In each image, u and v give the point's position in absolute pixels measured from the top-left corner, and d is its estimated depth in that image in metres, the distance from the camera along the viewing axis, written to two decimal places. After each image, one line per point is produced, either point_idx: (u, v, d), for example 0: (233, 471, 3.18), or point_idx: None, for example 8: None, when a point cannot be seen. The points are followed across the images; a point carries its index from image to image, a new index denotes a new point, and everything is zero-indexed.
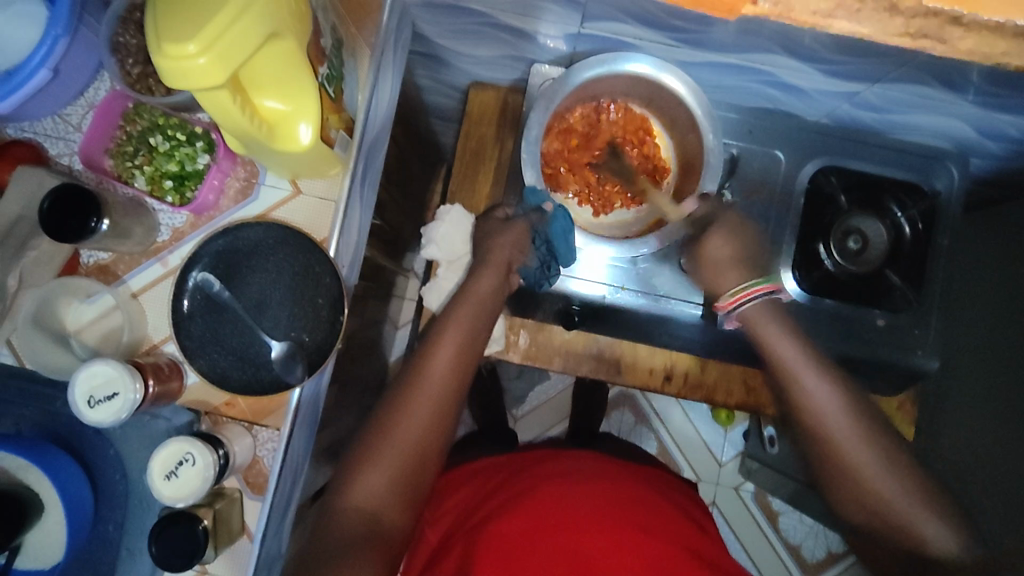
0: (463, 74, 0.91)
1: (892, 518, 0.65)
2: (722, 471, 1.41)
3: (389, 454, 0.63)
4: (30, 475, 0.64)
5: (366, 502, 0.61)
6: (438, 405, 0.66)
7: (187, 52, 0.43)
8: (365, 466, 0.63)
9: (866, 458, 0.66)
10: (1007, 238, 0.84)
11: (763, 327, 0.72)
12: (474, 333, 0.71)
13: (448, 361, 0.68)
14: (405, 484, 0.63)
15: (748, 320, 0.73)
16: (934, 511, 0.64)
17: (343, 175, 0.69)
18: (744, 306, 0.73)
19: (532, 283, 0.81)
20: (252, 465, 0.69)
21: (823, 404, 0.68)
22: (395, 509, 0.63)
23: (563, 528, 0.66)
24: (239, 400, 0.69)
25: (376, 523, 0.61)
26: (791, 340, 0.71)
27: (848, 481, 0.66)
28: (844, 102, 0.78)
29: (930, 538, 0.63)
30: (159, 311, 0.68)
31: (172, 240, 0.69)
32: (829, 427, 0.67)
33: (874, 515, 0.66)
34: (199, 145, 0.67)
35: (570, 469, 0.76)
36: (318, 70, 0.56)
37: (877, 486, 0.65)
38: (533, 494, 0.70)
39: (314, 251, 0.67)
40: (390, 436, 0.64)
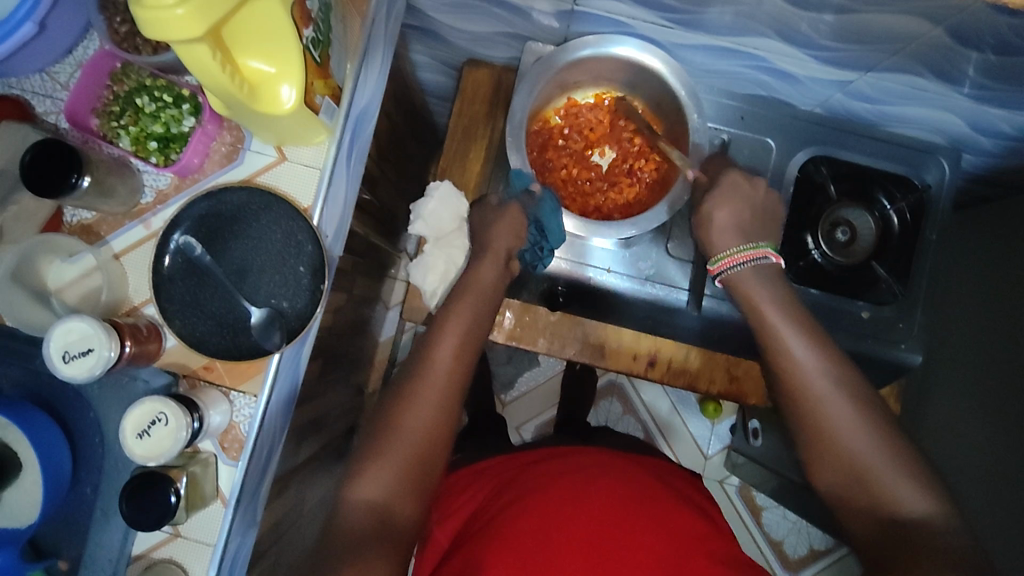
0: (458, 51, 0.91)
1: (866, 480, 0.58)
2: (707, 464, 1.41)
3: (394, 449, 0.61)
4: (9, 434, 0.63)
5: (373, 499, 0.59)
6: (441, 401, 0.64)
7: (165, 5, 0.43)
8: (372, 461, 0.61)
9: (845, 419, 0.60)
10: (995, 240, 0.84)
11: (749, 290, 0.67)
12: (476, 324, 0.69)
13: (450, 355, 0.66)
14: (410, 477, 0.61)
15: (735, 283, 0.69)
16: (914, 477, 0.57)
17: (329, 143, 0.68)
18: (735, 270, 0.69)
19: (526, 263, 0.81)
20: (228, 431, 0.69)
21: (802, 362, 0.63)
22: (406, 502, 0.61)
23: (574, 528, 0.63)
24: (218, 364, 0.69)
25: (385, 517, 0.59)
26: (776, 300, 0.66)
27: (827, 447, 0.60)
28: (837, 91, 0.78)
29: (905, 498, 0.56)
30: (140, 274, 0.68)
31: (156, 202, 0.69)
32: (808, 382, 0.62)
33: (846, 472, 0.59)
34: (184, 108, 0.67)
35: (577, 464, 0.74)
36: (304, 32, 0.55)
37: (857, 454, 0.59)
38: (542, 493, 0.68)
39: (298, 219, 0.67)
40: (397, 435, 0.62)
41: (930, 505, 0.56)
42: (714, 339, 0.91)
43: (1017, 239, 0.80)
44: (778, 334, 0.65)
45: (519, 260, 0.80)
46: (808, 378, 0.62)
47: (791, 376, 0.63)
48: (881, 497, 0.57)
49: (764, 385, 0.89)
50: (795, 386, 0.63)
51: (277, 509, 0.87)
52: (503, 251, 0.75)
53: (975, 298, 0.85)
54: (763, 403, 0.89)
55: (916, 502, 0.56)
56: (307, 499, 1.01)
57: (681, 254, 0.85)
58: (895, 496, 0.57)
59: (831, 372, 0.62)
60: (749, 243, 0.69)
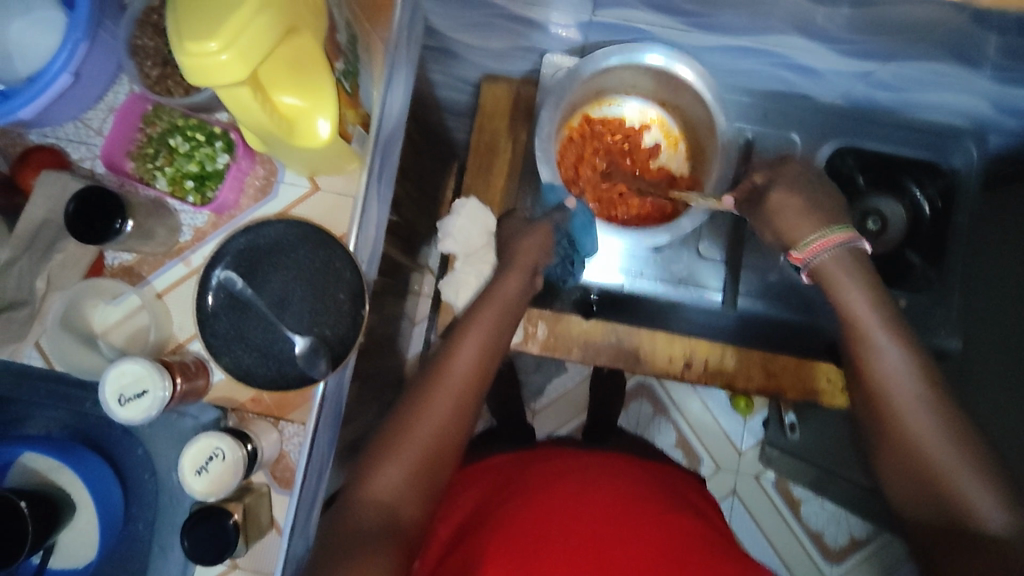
0: (474, 68, 0.91)
1: (943, 489, 0.56)
2: (741, 459, 1.40)
3: (408, 445, 0.60)
4: (61, 476, 0.65)
5: (383, 495, 0.58)
6: (458, 404, 0.63)
7: (207, 50, 0.44)
8: (385, 457, 0.59)
9: (922, 418, 0.59)
10: (1006, 216, 0.84)
11: (837, 278, 0.65)
12: (495, 331, 0.68)
13: (472, 359, 0.65)
14: (422, 478, 0.60)
15: (819, 270, 0.66)
16: (993, 484, 0.55)
17: (360, 171, 0.70)
18: (821, 255, 0.65)
19: (555, 278, 0.83)
20: (279, 460, 0.69)
21: (888, 360, 0.61)
22: (411, 503, 0.59)
23: (582, 524, 0.62)
24: (265, 396, 0.69)
25: (392, 516, 0.57)
26: (866, 294, 0.64)
27: (903, 445, 0.59)
28: (860, 84, 0.77)
29: (982, 508, 0.54)
30: (183, 311, 0.69)
31: (194, 240, 0.70)
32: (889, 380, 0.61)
33: (922, 477, 0.58)
34: (218, 145, 0.68)
35: (580, 467, 0.73)
36: (335, 65, 0.57)
37: (933, 452, 0.57)
38: (553, 491, 0.66)
39: (335, 247, 0.68)
40: (410, 433, 0.60)
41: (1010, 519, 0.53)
42: (748, 336, 0.91)
43: None
44: (867, 331, 0.63)
45: (545, 274, 0.82)
46: (894, 377, 0.61)
47: (871, 370, 0.62)
48: (959, 508, 0.55)
49: (802, 379, 0.87)
50: (877, 384, 0.61)
51: None
52: (536, 264, 0.75)
53: None
54: (800, 398, 0.87)
55: (993, 511, 0.54)
56: None
57: (712, 255, 0.87)
58: (973, 507, 0.54)
59: (917, 372, 0.60)
60: (835, 227, 0.66)
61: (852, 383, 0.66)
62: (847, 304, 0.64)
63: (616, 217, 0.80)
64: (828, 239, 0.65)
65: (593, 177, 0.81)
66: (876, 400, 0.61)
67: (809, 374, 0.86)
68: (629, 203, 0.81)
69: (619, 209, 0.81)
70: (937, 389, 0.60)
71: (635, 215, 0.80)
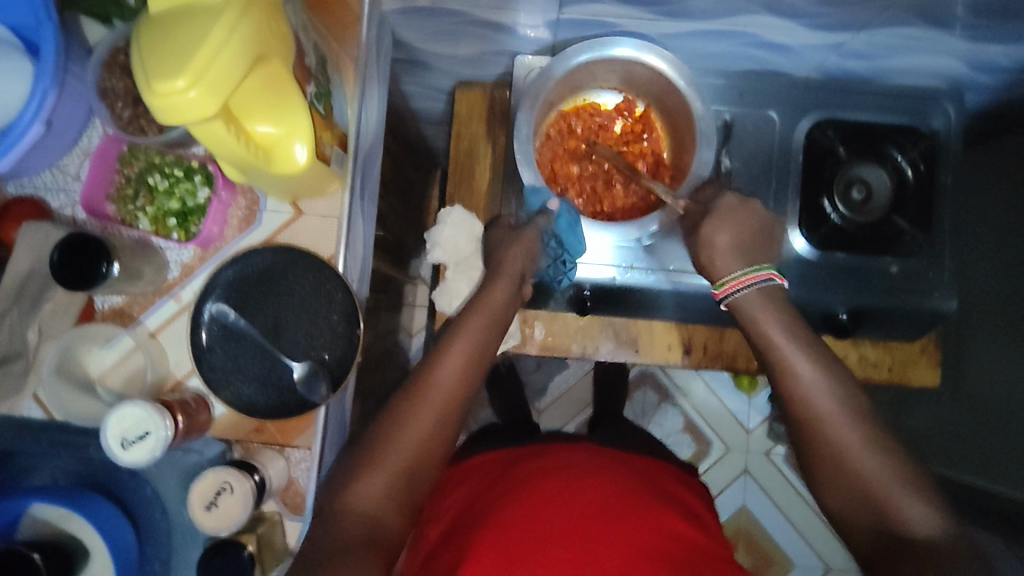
0: (446, 75, 0.91)
1: (872, 498, 0.55)
2: (751, 438, 1.41)
3: (390, 455, 0.59)
4: (72, 524, 0.63)
5: (367, 504, 0.57)
6: (445, 414, 0.62)
7: (176, 88, 0.44)
8: (368, 467, 0.59)
9: (849, 432, 0.58)
10: (985, 172, 0.85)
11: (757, 311, 0.66)
12: (482, 343, 0.68)
13: (457, 369, 0.64)
14: (403, 488, 0.59)
15: (739, 306, 0.67)
16: (915, 491, 0.54)
17: (342, 190, 0.70)
18: (740, 292, 0.67)
19: (549, 280, 0.80)
20: (288, 487, 0.69)
21: (808, 381, 0.61)
22: (395, 515, 0.58)
23: (570, 517, 0.62)
24: (268, 425, 0.68)
25: (377, 527, 0.56)
26: (783, 323, 0.64)
27: (830, 460, 0.58)
28: (831, 54, 0.78)
29: (911, 515, 0.53)
30: (179, 347, 0.69)
31: (183, 275, 0.69)
32: (810, 401, 0.60)
33: (853, 490, 0.56)
34: (197, 179, 0.68)
35: (567, 459, 0.72)
36: (306, 89, 0.57)
37: (861, 466, 0.56)
38: (541, 486, 0.66)
39: (324, 269, 0.67)
40: (395, 443, 0.60)
41: (934, 521, 0.52)
42: None
43: None
44: (784, 357, 0.63)
45: (540, 275, 0.80)
46: (814, 398, 0.60)
47: (793, 393, 0.61)
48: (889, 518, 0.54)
49: None
50: (800, 407, 0.61)
51: None
52: (524, 271, 0.75)
53: None
54: None
55: (922, 517, 0.52)
56: None
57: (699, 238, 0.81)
58: (902, 514, 0.53)
59: (835, 391, 0.60)
60: (756, 265, 0.68)
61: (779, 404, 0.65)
62: (764, 332, 0.64)
63: (603, 213, 0.77)
64: (747, 278, 0.67)
65: (576, 173, 0.78)
66: (804, 422, 0.60)
67: None
68: (614, 196, 0.78)
69: (605, 203, 0.78)
70: (858, 405, 0.60)
71: (622, 207, 0.77)
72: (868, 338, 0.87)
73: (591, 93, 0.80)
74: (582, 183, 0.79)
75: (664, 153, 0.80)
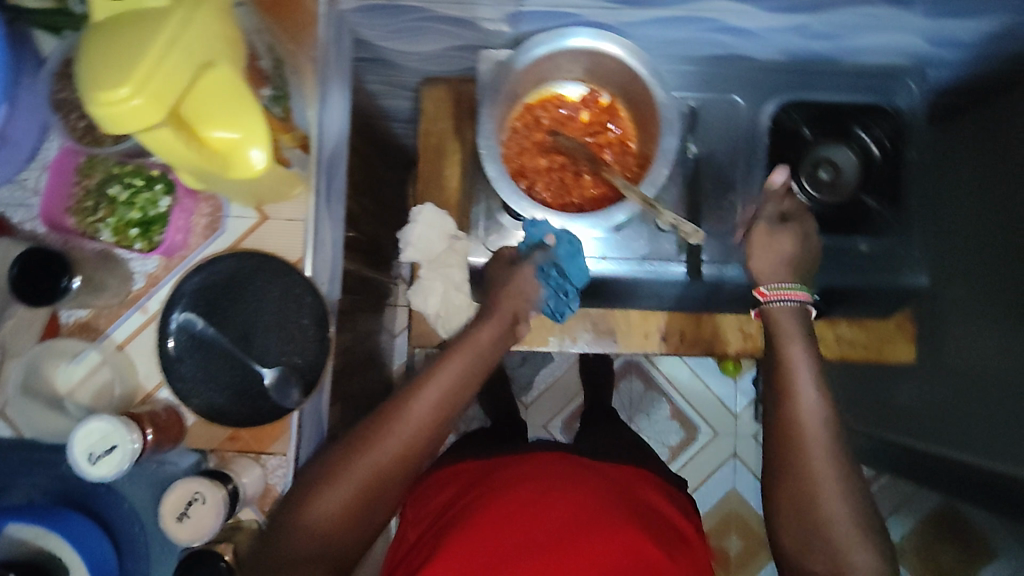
0: (412, 72, 0.91)
1: (827, 535, 0.58)
2: (738, 421, 1.41)
3: (354, 474, 0.59)
4: (50, 542, 0.60)
5: (322, 521, 0.57)
6: (413, 443, 0.61)
7: (120, 96, 0.43)
8: (328, 480, 0.59)
9: (824, 467, 0.60)
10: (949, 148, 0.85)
11: (785, 326, 0.67)
12: (468, 375, 0.66)
13: (433, 401, 0.63)
14: (363, 505, 0.59)
15: (771, 315, 0.69)
16: (869, 539, 0.58)
17: (308, 194, 0.69)
18: (783, 302, 0.69)
19: (550, 313, 0.78)
20: (265, 495, 0.67)
21: (803, 405, 0.62)
22: (350, 530, 0.58)
23: (538, 541, 0.62)
24: (242, 433, 0.68)
25: (326, 543, 0.57)
26: (803, 342, 0.66)
27: (798, 485, 0.60)
28: (794, 35, 0.78)
29: (860, 559, 0.56)
30: (148, 359, 0.68)
31: (148, 286, 0.68)
32: (803, 425, 0.61)
33: (810, 522, 0.59)
34: (158, 188, 0.67)
35: (536, 471, 0.72)
36: (258, 91, 0.56)
37: (826, 504, 0.58)
38: (514, 498, 0.66)
39: (292, 273, 0.66)
40: (356, 462, 0.59)
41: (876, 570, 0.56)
42: None
43: None
44: (789, 376, 0.64)
45: (540, 309, 0.78)
46: (804, 420, 0.62)
47: (789, 411, 0.63)
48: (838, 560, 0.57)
49: None
50: (787, 424, 0.62)
51: None
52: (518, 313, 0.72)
53: None
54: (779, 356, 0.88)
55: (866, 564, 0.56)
56: None
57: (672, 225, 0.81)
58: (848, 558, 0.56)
59: (827, 423, 0.62)
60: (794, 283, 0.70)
61: (766, 417, 0.66)
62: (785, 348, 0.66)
63: (572, 204, 0.75)
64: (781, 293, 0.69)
65: (545, 164, 0.77)
66: (786, 439, 0.62)
67: None
68: (583, 187, 0.76)
69: (574, 194, 0.76)
70: (841, 443, 0.61)
71: (592, 198, 0.75)
72: (843, 318, 0.86)
73: (556, 84, 0.79)
74: (551, 174, 0.76)
75: (631, 142, 0.78)
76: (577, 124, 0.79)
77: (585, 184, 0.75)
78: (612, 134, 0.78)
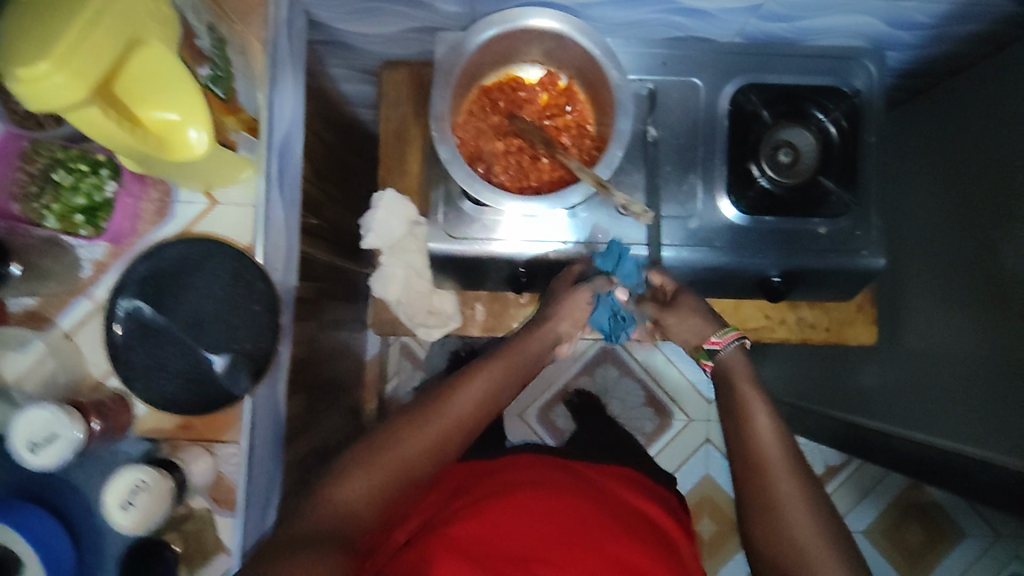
0: (371, 56, 0.89)
1: (801, 566, 0.55)
2: (712, 408, 1.42)
3: (394, 461, 0.56)
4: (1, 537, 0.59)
5: (353, 504, 0.54)
6: (447, 441, 0.60)
7: (39, 71, 0.42)
8: (358, 465, 0.56)
9: (793, 492, 0.59)
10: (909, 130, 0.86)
11: (737, 372, 0.69)
12: (504, 382, 0.66)
13: (473, 400, 0.63)
14: (393, 494, 0.56)
15: (725, 361, 0.71)
16: (846, 567, 0.55)
17: (257, 178, 0.68)
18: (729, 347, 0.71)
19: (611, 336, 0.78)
20: (218, 483, 0.67)
21: (763, 434, 0.63)
22: (374, 517, 0.55)
23: (552, 538, 0.62)
24: (195, 421, 0.67)
25: (350, 528, 0.53)
26: (757, 385, 0.67)
27: (769, 513, 0.58)
28: (751, 17, 0.77)
29: None
30: (95, 348, 0.67)
31: (96, 273, 0.67)
32: (766, 456, 0.61)
33: (788, 551, 0.56)
34: (104, 173, 0.65)
35: (526, 479, 0.73)
36: (197, 71, 0.54)
37: (798, 534, 0.56)
38: (523, 500, 0.66)
39: (242, 259, 0.66)
40: (398, 449, 0.57)
41: None
42: None
43: (973, 125, 0.80)
44: (748, 406, 0.65)
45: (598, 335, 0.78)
46: (766, 450, 0.61)
47: (750, 445, 0.62)
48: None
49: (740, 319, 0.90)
50: (750, 454, 0.62)
51: None
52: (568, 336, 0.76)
53: (931, 190, 0.87)
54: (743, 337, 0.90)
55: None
56: None
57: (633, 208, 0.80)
58: (816, 570, 0.54)
59: (788, 449, 0.62)
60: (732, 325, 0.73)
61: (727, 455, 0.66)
62: (737, 385, 0.67)
63: (530, 187, 0.75)
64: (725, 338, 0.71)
65: (502, 147, 0.76)
66: (753, 468, 0.61)
67: (747, 313, 0.90)
68: (540, 170, 0.75)
69: (532, 178, 0.75)
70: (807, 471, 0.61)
71: (550, 181, 0.75)
72: (803, 301, 0.89)
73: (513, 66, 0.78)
74: (508, 158, 0.75)
75: (589, 125, 0.77)
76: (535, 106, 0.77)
77: (542, 167, 0.75)
78: (570, 116, 0.77)
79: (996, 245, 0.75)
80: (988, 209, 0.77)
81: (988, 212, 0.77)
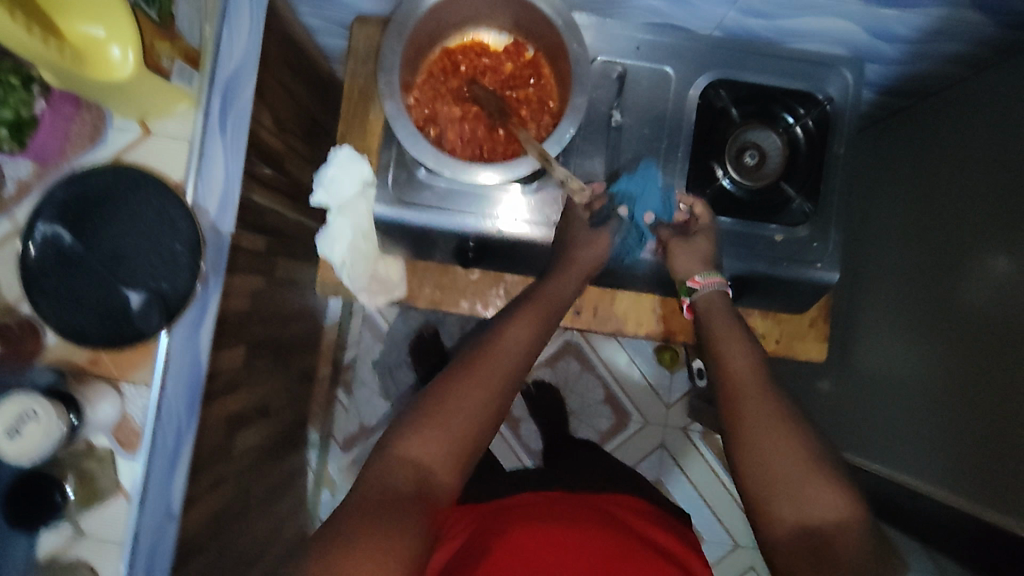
0: (344, 8, 0.86)
1: (770, 480, 0.53)
2: (668, 412, 1.40)
3: (456, 416, 0.54)
4: None
5: (423, 463, 0.52)
6: (509, 385, 0.58)
7: None
8: (426, 423, 0.54)
9: (761, 405, 0.55)
10: None
11: (713, 312, 0.66)
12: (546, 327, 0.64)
13: (522, 342, 0.60)
14: (463, 449, 0.54)
15: (703, 302, 0.68)
16: (829, 479, 0.52)
17: (194, 112, 0.66)
18: (712, 289, 0.68)
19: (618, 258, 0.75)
20: (123, 425, 0.66)
21: (733, 356, 0.60)
22: (451, 473, 0.53)
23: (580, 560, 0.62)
24: (104, 356, 0.65)
25: (425, 485, 0.52)
26: (732, 320, 0.65)
27: (740, 429, 0.55)
28: (729, 9, 0.74)
29: (821, 504, 0.51)
30: (10, 270, 0.64)
31: (18, 193, 0.65)
32: (738, 378, 0.58)
33: (762, 466, 0.53)
34: (36, 89, 0.59)
35: (552, 509, 0.71)
36: None
37: (768, 448, 0.53)
38: (548, 531, 0.65)
39: (168, 195, 0.63)
40: (460, 395, 0.55)
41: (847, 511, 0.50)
42: None
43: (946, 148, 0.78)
44: (716, 339, 0.62)
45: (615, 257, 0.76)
46: (736, 373, 0.59)
47: (724, 370, 0.60)
48: (801, 497, 0.51)
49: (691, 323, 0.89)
50: (723, 378, 0.59)
51: (218, 497, 0.85)
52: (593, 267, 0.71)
53: (899, 212, 0.85)
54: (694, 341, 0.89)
55: (830, 504, 0.51)
56: (251, 489, 0.99)
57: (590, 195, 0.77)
58: (803, 489, 0.51)
59: (760, 374, 0.59)
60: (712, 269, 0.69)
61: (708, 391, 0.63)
62: (708, 320, 0.65)
63: (481, 155, 0.73)
64: (706, 281, 0.68)
65: (458, 112, 0.74)
66: (725, 390, 0.58)
67: None
68: (494, 139, 0.73)
69: (484, 147, 0.73)
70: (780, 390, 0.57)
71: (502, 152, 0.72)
72: (757, 310, 0.88)
73: (481, 32, 0.76)
74: (462, 123, 0.73)
75: (552, 101, 0.75)
76: (499, 75, 0.75)
77: (498, 136, 0.72)
78: (533, 89, 0.75)
79: (957, 269, 0.74)
80: (957, 237, 0.74)
81: (954, 217, 0.75)
